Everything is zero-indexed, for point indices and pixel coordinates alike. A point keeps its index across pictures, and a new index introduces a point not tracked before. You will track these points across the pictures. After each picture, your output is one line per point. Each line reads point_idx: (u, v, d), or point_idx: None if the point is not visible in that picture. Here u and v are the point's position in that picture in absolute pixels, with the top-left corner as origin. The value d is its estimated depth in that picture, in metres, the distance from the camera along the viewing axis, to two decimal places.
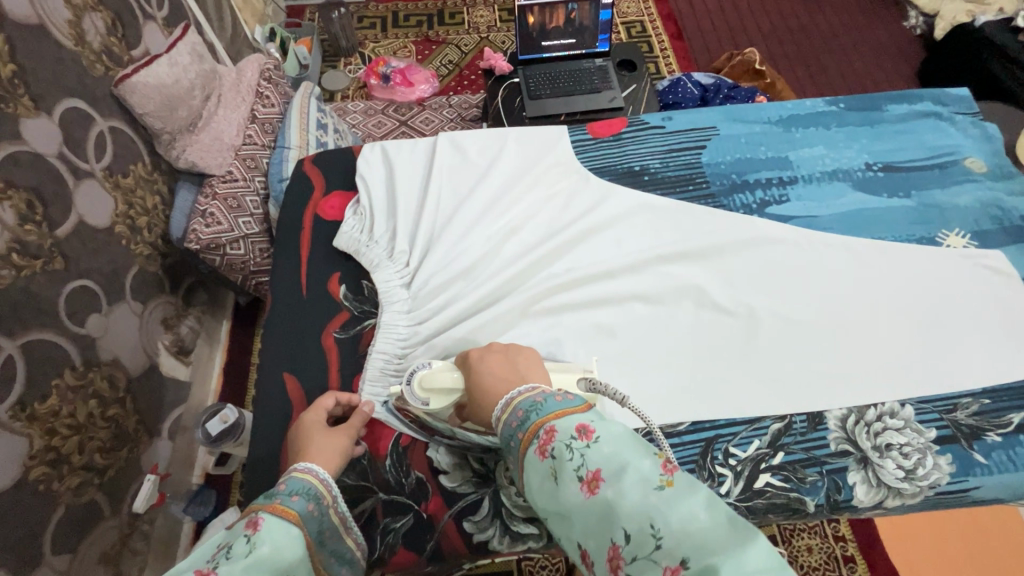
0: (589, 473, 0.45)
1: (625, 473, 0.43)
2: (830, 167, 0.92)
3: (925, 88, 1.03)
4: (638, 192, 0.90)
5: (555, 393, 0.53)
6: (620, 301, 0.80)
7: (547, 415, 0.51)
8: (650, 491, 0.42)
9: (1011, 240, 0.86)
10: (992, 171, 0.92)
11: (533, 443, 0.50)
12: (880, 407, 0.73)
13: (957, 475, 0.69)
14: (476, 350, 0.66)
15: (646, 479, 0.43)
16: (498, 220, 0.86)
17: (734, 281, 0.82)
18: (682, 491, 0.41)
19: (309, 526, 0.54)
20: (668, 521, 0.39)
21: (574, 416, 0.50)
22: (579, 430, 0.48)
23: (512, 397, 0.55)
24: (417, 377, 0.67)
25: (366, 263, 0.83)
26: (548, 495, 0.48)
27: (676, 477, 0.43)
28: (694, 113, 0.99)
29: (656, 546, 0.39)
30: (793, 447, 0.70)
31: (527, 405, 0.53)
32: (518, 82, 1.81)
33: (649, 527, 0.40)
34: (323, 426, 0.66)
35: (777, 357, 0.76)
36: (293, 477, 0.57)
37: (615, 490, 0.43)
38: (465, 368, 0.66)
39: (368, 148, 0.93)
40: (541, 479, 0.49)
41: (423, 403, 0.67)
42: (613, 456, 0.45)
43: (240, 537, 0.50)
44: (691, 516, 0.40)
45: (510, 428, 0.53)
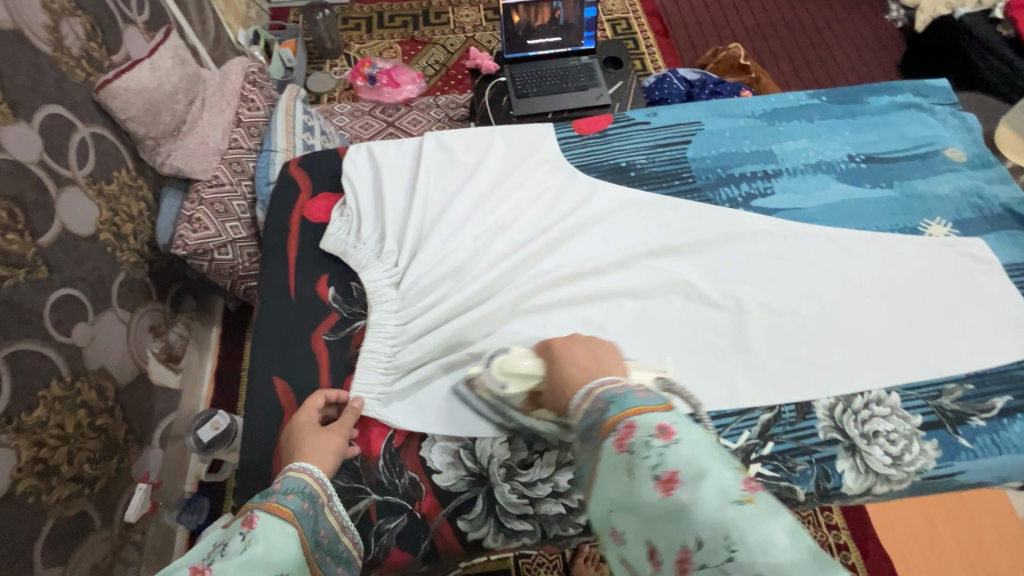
0: (666, 472, 0.41)
1: (705, 480, 0.39)
2: (813, 159, 0.93)
3: (905, 80, 1.04)
4: (624, 188, 0.90)
5: (637, 388, 0.49)
6: (610, 296, 0.81)
7: (626, 409, 0.46)
8: (727, 503, 0.37)
9: (992, 228, 0.87)
10: (972, 160, 0.93)
11: (609, 435, 0.46)
12: (867, 394, 0.74)
13: (943, 459, 0.71)
14: (559, 338, 0.63)
15: (726, 490, 0.38)
16: (487, 218, 0.86)
17: (722, 274, 0.83)
18: (764, 512, 0.37)
19: (304, 525, 0.55)
20: (746, 538, 0.35)
21: (655, 412, 0.45)
22: (659, 428, 0.43)
23: (593, 388, 0.51)
24: (497, 361, 0.66)
25: (354, 265, 0.82)
26: (617, 490, 0.44)
27: (758, 495, 0.38)
28: (679, 108, 0.99)
29: (729, 558, 0.35)
30: (783, 437, 0.71)
31: (608, 396, 0.49)
32: (505, 81, 1.81)
33: (723, 538, 0.36)
34: (315, 426, 0.66)
35: (765, 348, 0.77)
36: (288, 476, 0.58)
37: (692, 495, 0.39)
38: (545, 356, 0.63)
39: (353, 150, 0.93)
40: (611, 474, 0.45)
41: (501, 387, 0.65)
42: (693, 459, 0.40)
43: (235, 535, 0.50)
44: (770, 538, 0.35)
45: (589, 418, 0.49)
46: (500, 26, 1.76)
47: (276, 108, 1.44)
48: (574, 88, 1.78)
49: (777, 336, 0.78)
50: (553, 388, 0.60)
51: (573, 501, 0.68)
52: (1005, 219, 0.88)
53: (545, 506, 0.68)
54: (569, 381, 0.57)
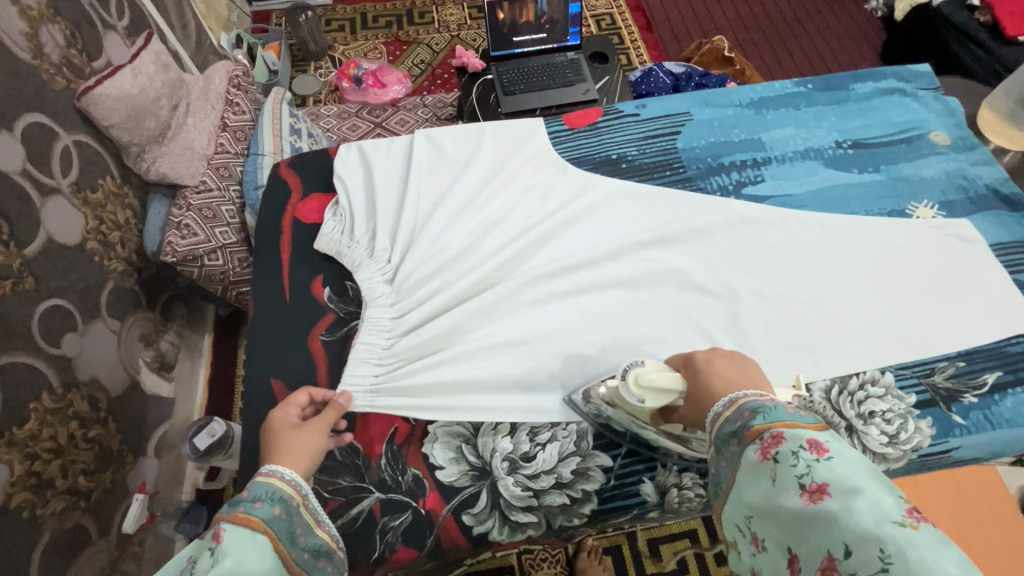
0: (813, 483, 0.42)
1: (859, 495, 0.39)
2: (802, 147, 0.94)
3: (889, 66, 1.05)
4: (616, 179, 0.91)
5: (787, 403, 0.49)
6: (605, 287, 0.81)
7: (774, 422, 0.47)
8: (885, 522, 0.38)
9: (977, 209, 0.89)
10: (955, 143, 0.95)
11: (753, 444, 0.47)
12: (861, 375, 0.75)
13: (937, 437, 0.72)
14: (701, 353, 0.60)
15: (884, 510, 0.38)
16: (481, 213, 0.86)
17: (714, 262, 0.84)
18: (928, 540, 0.36)
19: (277, 530, 0.53)
20: (904, 552, 0.36)
21: (807, 429, 0.45)
22: (811, 443, 0.44)
23: (738, 398, 0.51)
24: (633, 374, 0.62)
25: (349, 264, 0.82)
26: (758, 495, 0.45)
27: (922, 524, 0.37)
28: (668, 99, 1.00)
29: (882, 569, 0.36)
30: None
31: (753, 407, 0.49)
32: (491, 79, 1.81)
33: (876, 550, 0.37)
34: (292, 425, 0.64)
35: (759, 334, 0.78)
36: (257, 482, 0.56)
37: (843, 506, 0.39)
38: (688, 370, 0.60)
39: (344, 148, 0.92)
40: (754, 481, 0.46)
41: (638, 401, 0.61)
42: (846, 476, 0.41)
43: (204, 551, 0.49)
44: (935, 562, 0.35)
45: (730, 425, 0.50)
46: (485, 23, 1.76)
47: (262, 111, 1.43)
48: (561, 83, 1.79)
49: (770, 321, 0.79)
50: (696, 404, 0.57)
51: (577, 491, 0.68)
52: (989, 199, 0.89)
53: (549, 497, 0.68)
54: (718, 395, 0.54)
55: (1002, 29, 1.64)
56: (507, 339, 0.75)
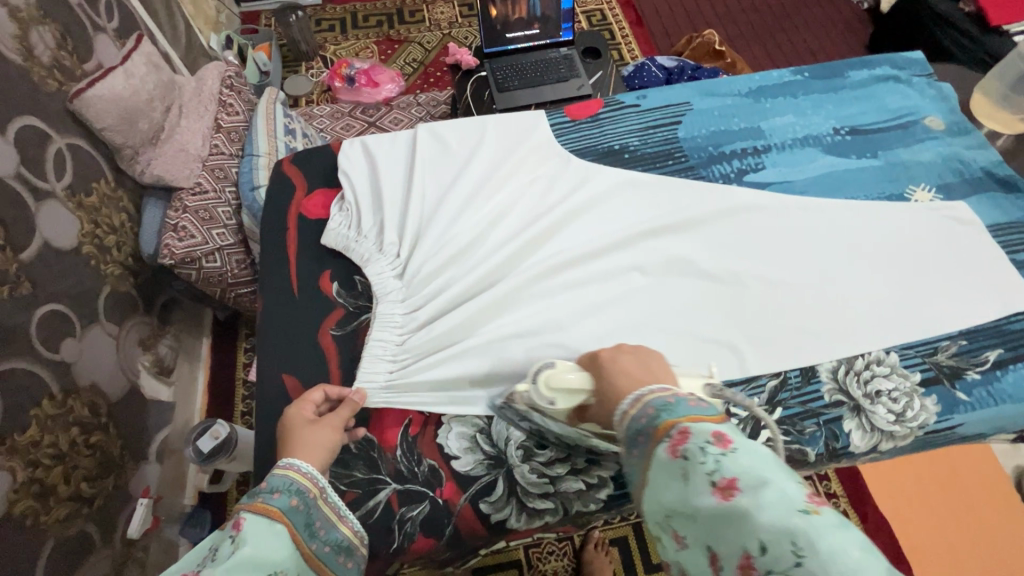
0: (724, 479, 0.42)
1: (767, 487, 0.40)
2: (801, 134, 0.96)
3: (883, 53, 1.07)
4: (620, 169, 0.91)
5: (689, 396, 0.50)
6: (613, 275, 0.82)
7: (680, 417, 0.47)
8: (793, 512, 0.38)
9: (973, 191, 0.90)
10: (950, 128, 0.97)
11: (662, 442, 0.47)
12: (867, 356, 0.76)
13: (942, 414, 0.73)
14: (606, 350, 0.63)
15: (789, 499, 0.39)
16: (486, 205, 0.86)
17: (719, 249, 0.84)
18: (831, 523, 0.37)
19: (295, 522, 0.54)
20: (815, 544, 0.36)
21: (710, 422, 0.46)
22: (715, 436, 0.44)
23: (643, 394, 0.52)
24: (543, 377, 0.64)
25: (357, 259, 0.82)
26: (673, 496, 0.45)
27: (824, 507, 0.38)
28: (668, 90, 1.00)
29: (796, 563, 0.36)
30: (790, 402, 0.73)
31: (659, 404, 0.50)
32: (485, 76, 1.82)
33: (789, 543, 0.37)
34: (307, 419, 0.64)
35: (767, 317, 0.79)
36: (275, 474, 0.56)
37: (753, 501, 0.40)
38: (594, 369, 0.62)
39: (348, 144, 0.92)
40: (666, 480, 0.46)
41: (549, 403, 0.63)
42: (752, 469, 0.41)
43: (225, 539, 0.51)
44: (840, 549, 0.35)
45: (638, 423, 0.50)
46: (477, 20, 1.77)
47: (257, 110, 1.42)
48: (555, 79, 1.80)
49: (776, 305, 0.80)
50: (603, 402, 0.59)
51: (593, 477, 0.69)
52: (984, 181, 0.91)
53: (565, 483, 0.68)
54: (619, 392, 0.56)
55: (986, 18, 1.67)
56: (519, 329, 0.75)
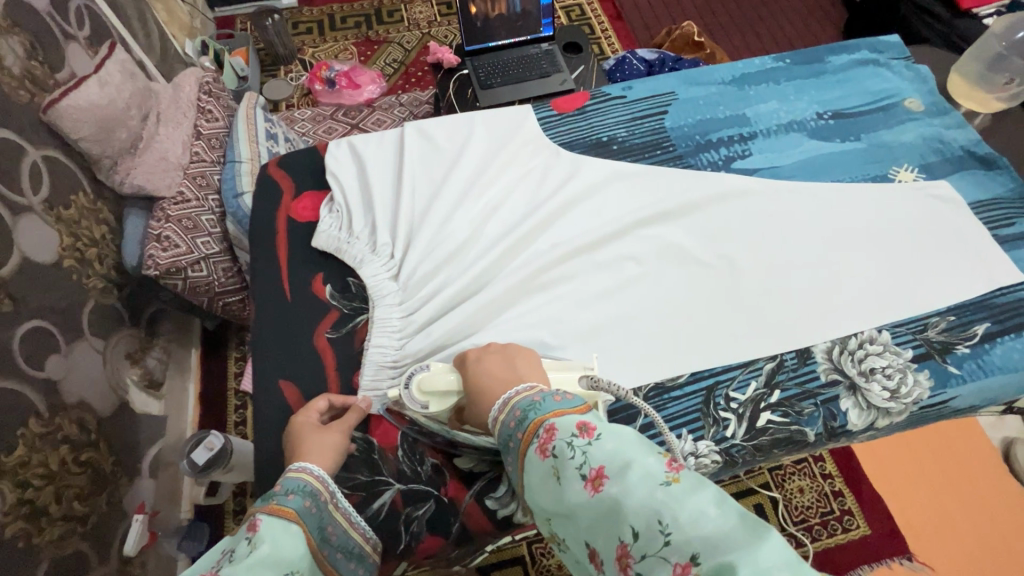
0: (592, 471, 0.45)
1: (630, 470, 0.43)
2: (785, 120, 0.97)
3: (861, 38, 1.08)
4: (610, 160, 0.91)
5: (553, 393, 0.54)
6: (610, 266, 0.81)
7: (546, 414, 0.51)
8: (657, 486, 0.42)
9: (954, 169, 0.92)
10: (929, 109, 0.99)
11: (532, 443, 0.51)
12: (860, 335, 0.77)
13: (935, 388, 0.74)
14: (473, 351, 0.66)
15: (651, 476, 0.43)
16: (475, 201, 0.85)
17: (712, 235, 0.85)
18: (689, 487, 0.42)
19: (308, 523, 0.54)
20: (678, 519, 0.39)
21: (573, 414, 0.50)
22: (579, 428, 0.48)
23: (509, 398, 0.56)
24: (415, 381, 0.66)
25: (349, 260, 0.80)
26: (550, 497, 0.48)
27: (682, 474, 0.43)
28: (652, 80, 1.00)
29: (666, 543, 0.39)
30: (788, 383, 0.74)
31: (525, 405, 0.53)
32: (468, 73, 1.84)
33: (658, 523, 0.40)
34: (315, 426, 0.65)
35: (764, 303, 0.79)
36: (288, 477, 0.57)
37: (619, 486, 0.43)
38: (462, 370, 0.65)
39: (334, 145, 0.90)
40: (541, 480, 0.49)
41: (423, 407, 0.66)
42: (616, 453, 0.45)
43: (241, 540, 0.49)
44: (701, 512, 0.40)
45: (508, 428, 0.54)
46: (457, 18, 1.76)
47: (236, 116, 1.40)
48: (539, 75, 1.83)
49: (771, 290, 0.80)
50: (473, 403, 0.62)
51: None
52: (965, 160, 0.93)
53: None
54: (487, 395, 0.59)
55: None
56: (520, 324, 0.75)
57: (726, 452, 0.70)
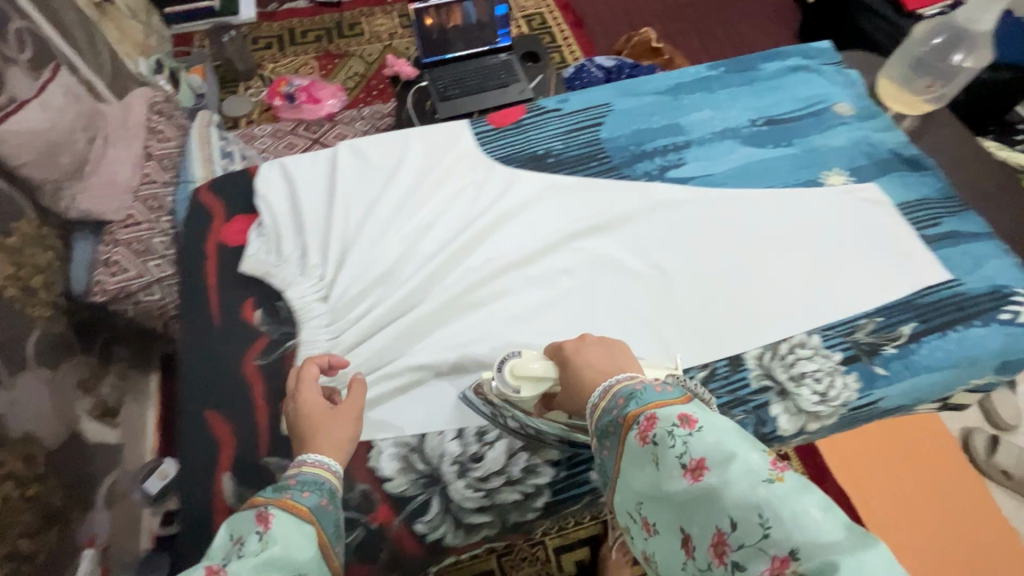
0: (693, 461, 0.47)
1: (733, 462, 0.45)
2: (719, 128, 0.98)
3: (793, 45, 1.10)
4: (544, 174, 0.91)
5: (653, 383, 0.54)
6: (543, 280, 0.81)
7: (646, 404, 0.52)
8: (759, 483, 0.43)
9: (883, 172, 0.94)
10: (858, 113, 1.01)
11: (631, 429, 0.52)
12: (790, 339, 0.78)
13: (864, 390, 0.75)
14: (570, 342, 0.65)
15: (754, 471, 0.44)
16: (410, 219, 0.85)
17: (645, 245, 0.85)
18: (794, 486, 0.42)
19: (323, 523, 0.54)
20: (779, 517, 0.41)
21: (674, 404, 0.51)
22: (681, 419, 0.49)
23: (611, 385, 0.57)
24: (509, 365, 0.67)
25: (278, 284, 0.79)
26: (646, 482, 0.50)
27: (786, 474, 0.43)
28: (588, 92, 1.01)
29: (765, 536, 0.41)
30: (719, 392, 0.74)
31: (627, 393, 0.55)
32: (426, 85, 1.85)
33: (758, 517, 0.42)
34: (323, 408, 0.64)
35: (701, 313, 0.80)
36: (305, 471, 0.56)
37: (720, 478, 0.45)
38: (559, 359, 0.65)
39: (266, 166, 0.89)
40: (638, 464, 0.51)
41: (514, 391, 0.66)
42: (718, 446, 0.46)
43: (252, 534, 0.49)
44: (805, 513, 0.40)
45: (608, 413, 0.55)
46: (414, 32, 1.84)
47: (189, 138, 1.40)
48: (496, 85, 1.84)
49: (704, 296, 0.81)
50: (569, 393, 0.63)
51: (528, 486, 0.68)
52: (893, 162, 0.95)
53: (501, 495, 0.67)
54: (586, 386, 0.60)
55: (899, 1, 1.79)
56: (449, 343, 0.75)
57: None
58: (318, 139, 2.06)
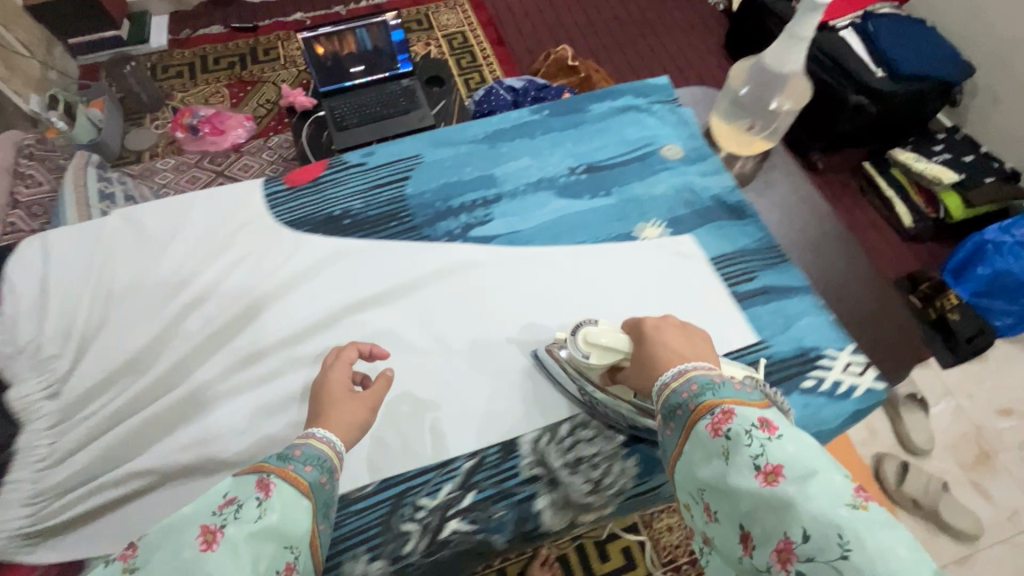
0: (768, 465, 0.46)
1: (813, 479, 0.44)
2: (534, 178, 0.92)
3: (628, 82, 1.05)
4: (335, 239, 0.85)
5: (733, 381, 0.55)
6: (309, 361, 0.74)
7: (724, 398, 0.52)
8: (841, 505, 0.42)
9: (702, 223, 0.88)
10: (688, 155, 0.95)
11: (703, 418, 0.52)
12: (573, 420, 0.72)
13: (642, 475, 0.69)
14: (651, 320, 0.66)
15: (837, 492, 0.43)
16: (175, 298, 0.79)
17: (432, 315, 0.79)
18: (877, 519, 0.42)
19: (320, 499, 0.52)
20: (863, 543, 0.40)
21: (753, 408, 0.51)
22: (762, 422, 0.49)
23: (687, 370, 0.57)
24: (583, 331, 0.69)
25: (6, 378, 0.72)
26: (710, 472, 0.50)
27: (870, 505, 0.43)
28: (397, 143, 0.95)
29: (842, 556, 0.40)
30: (485, 484, 0.68)
31: (703, 382, 0.55)
32: (323, 116, 1.67)
33: (837, 536, 0.41)
34: (346, 388, 0.65)
35: (481, 391, 0.74)
36: (308, 444, 0.55)
37: (798, 490, 0.44)
38: (636, 334, 0.66)
39: (26, 243, 0.82)
40: (706, 455, 0.50)
41: (584, 356, 0.68)
42: (798, 460, 0.46)
43: (250, 497, 0.48)
44: (890, 549, 0.39)
45: (678, 397, 0.55)
46: (306, 60, 1.65)
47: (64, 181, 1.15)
48: (397, 113, 1.71)
49: (483, 372, 0.75)
50: (639, 371, 0.63)
51: None
52: (714, 211, 0.90)
53: None
54: (657, 362, 0.61)
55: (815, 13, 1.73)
56: (187, 443, 0.68)
57: (401, 572, 0.64)
58: (224, 171, 1.96)
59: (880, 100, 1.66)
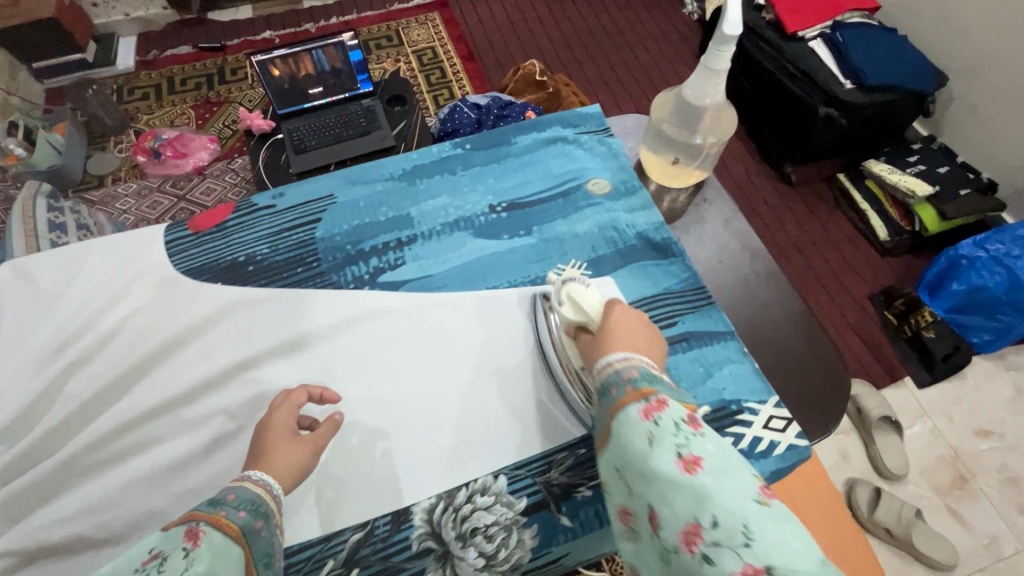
0: (691, 455, 0.46)
1: (727, 474, 0.44)
2: (452, 217, 0.88)
3: (557, 111, 1.01)
4: (234, 288, 0.81)
5: (669, 382, 0.55)
6: (195, 424, 0.71)
7: (659, 390, 0.52)
8: (750, 500, 0.43)
9: (625, 263, 0.84)
10: (615, 189, 0.91)
11: (637, 402, 0.51)
12: (472, 485, 0.68)
13: (539, 548, 0.65)
14: (630, 306, 0.65)
15: (747, 489, 0.44)
16: (60, 358, 0.75)
17: (330, 370, 0.75)
18: (777, 515, 0.42)
19: (254, 546, 0.50)
20: (762, 534, 0.40)
21: (683, 407, 0.51)
22: (689, 419, 0.49)
23: (635, 356, 0.56)
24: (572, 284, 0.70)
25: None
26: (632, 453, 0.49)
27: (772, 502, 0.43)
28: (310, 183, 0.91)
29: (744, 544, 0.40)
30: (370, 560, 0.63)
31: (644, 371, 0.54)
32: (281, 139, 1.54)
33: (741, 527, 0.41)
34: (290, 431, 0.63)
35: (372, 453, 0.69)
36: (243, 489, 0.54)
37: (713, 482, 0.44)
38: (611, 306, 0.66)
39: None
40: (631, 437, 0.49)
41: (559, 302, 0.69)
42: (717, 457, 0.46)
43: (176, 548, 0.47)
44: (787, 542, 0.40)
45: (617, 376, 0.54)
46: (263, 83, 1.49)
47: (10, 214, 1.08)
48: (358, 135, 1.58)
49: (377, 433, 0.70)
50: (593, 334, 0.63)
51: None
52: (638, 250, 0.85)
53: None
54: (613, 331, 0.61)
55: (785, 25, 1.68)
56: (57, 518, 0.65)
57: None
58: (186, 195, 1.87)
59: (849, 111, 1.59)
